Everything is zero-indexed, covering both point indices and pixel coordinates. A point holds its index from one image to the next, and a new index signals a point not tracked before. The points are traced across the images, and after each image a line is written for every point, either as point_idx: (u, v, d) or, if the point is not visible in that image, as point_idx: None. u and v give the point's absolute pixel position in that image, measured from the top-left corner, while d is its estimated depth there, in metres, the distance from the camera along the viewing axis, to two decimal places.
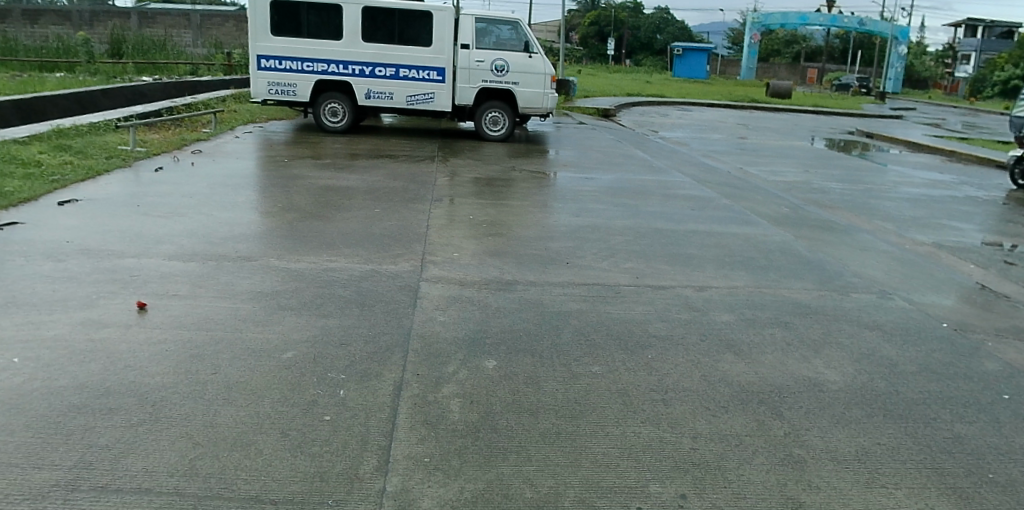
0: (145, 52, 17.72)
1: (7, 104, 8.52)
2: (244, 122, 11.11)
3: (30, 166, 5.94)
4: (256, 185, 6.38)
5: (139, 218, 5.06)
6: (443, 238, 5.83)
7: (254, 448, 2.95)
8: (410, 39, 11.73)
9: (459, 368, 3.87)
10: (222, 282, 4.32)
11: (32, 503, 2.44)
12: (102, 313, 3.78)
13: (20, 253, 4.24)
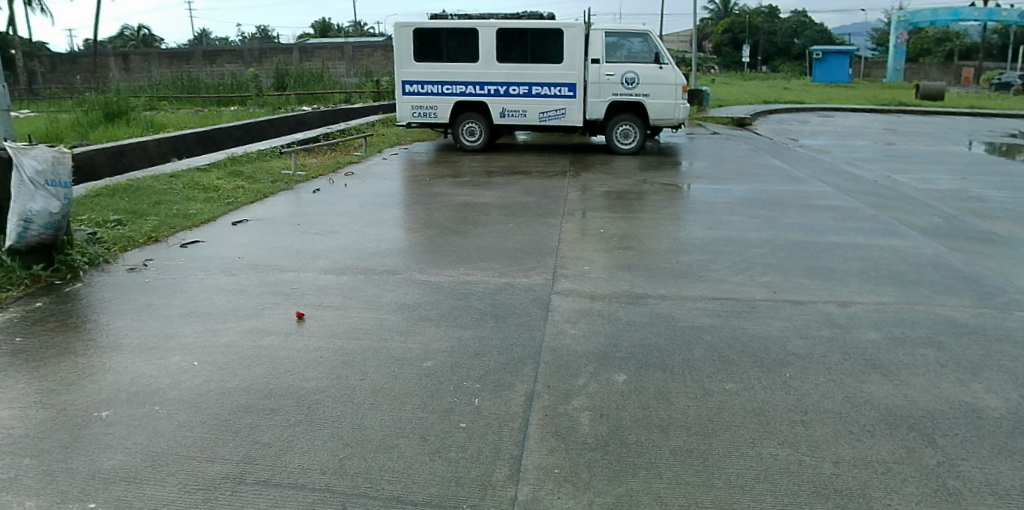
0: (305, 84, 19.43)
1: (192, 136, 9.71)
2: (390, 144, 11.89)
3: (210, 191, 6.74)
4: (400, 203, 6.81)
5: (299, 236, 5.58)
6: (574, 251, 5.92)
7: (397, 451, 3.18)
8: (542, 57, 11.97)
9: (589, 381, 3.93)
10: (369, 294, 4.66)
11: (208, 492, 2.81)
12: (268, 321, 4.17)
13: (202, 267, 4.79)
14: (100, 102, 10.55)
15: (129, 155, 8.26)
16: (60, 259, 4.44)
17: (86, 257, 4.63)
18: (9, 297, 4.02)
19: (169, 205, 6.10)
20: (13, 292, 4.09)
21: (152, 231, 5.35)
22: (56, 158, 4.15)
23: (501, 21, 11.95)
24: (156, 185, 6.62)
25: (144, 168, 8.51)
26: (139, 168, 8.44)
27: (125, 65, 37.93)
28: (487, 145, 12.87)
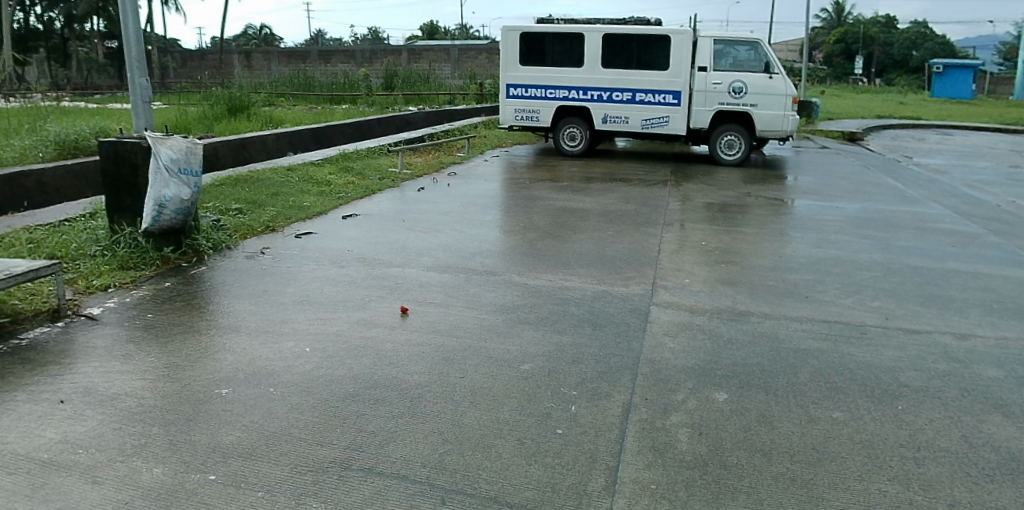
0: (412, 85, 19.99)
1: (307, 132, 10.18)
2: (491, 147, 12.05)
3: (323, 185, 7.03)
4: (500, 205, 6.87)
5: (404, 233, 5.72)
6: (674, 263, 5.78)
7: (494, 451, 3.18)
8: (647, 64, 11.83)
9: (689, 397, 3.80)
10: (470, 293, 4.70)
11: (314, 475, 2.90)
12: (373, 314, 4.28)
13: (314, 258, 4.99)
14: (225, 96, 11.20)
15: (250, 148, 8.74)
16: (187, 243, 4.73)
17: (211, 242, 4.91)
18: (142, 276, 4.32)
19: (286, 196, 6.40)
20: (146, 271, 4.39)
21: (270, 221, 5.62)
22: (189, 149, 4.42)
23: (609, 26, 11.88)
24: (274, 178, 6.96)
25: (262, 160, 8.97)
26: (258, 161, 8.91)
27: (248, 62, 39.83)
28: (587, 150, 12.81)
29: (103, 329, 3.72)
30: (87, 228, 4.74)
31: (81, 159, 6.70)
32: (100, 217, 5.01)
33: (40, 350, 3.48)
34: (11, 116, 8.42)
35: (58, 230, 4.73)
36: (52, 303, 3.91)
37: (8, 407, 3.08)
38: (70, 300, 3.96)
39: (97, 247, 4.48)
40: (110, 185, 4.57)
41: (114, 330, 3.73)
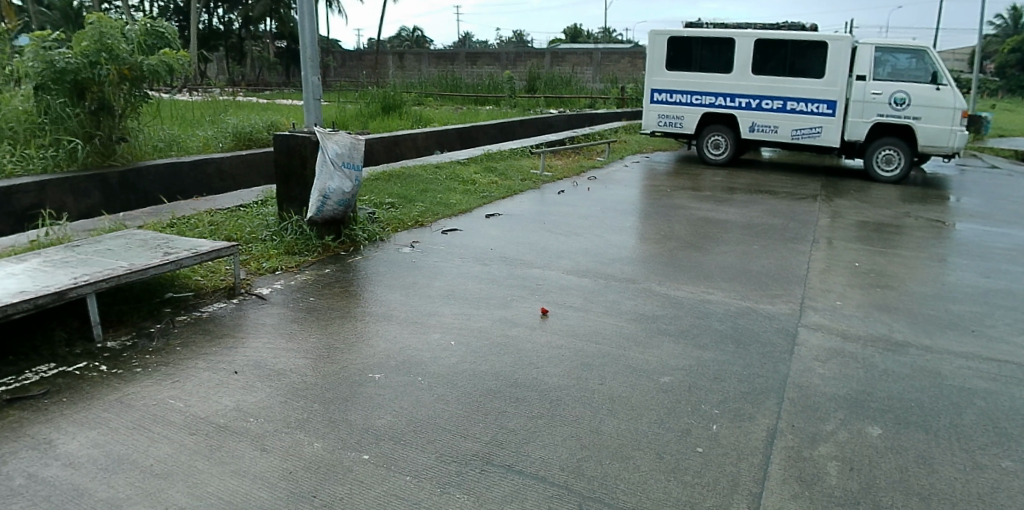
0: (554, 88, 20.14)
1: (454, 132, 10.50)
2: (633, 152, 11.93)
3: (467, 183, 7.23)
4: (640, 212, 6.76)
5: (545, 235, 5.76)
6: (822, 283, 5.43)
7: (631, 462, 3.11)
8: (800, 71, 11.27)
9: (839, 428, 3.54)
10: (609, 300, 4.66)
11: (458, 466, 2.97)
12: (514, 313, 4.33)
13: (459, 254, 5.13)
14: (379, 96, 11.76)
15: (400, 146, 9.16)
16: (346, 233, 5.02)
17: (366, 233, 5.18)
18: (305, 262, 4.63)
19: (434, 193, 6.64)
20: (309, 257, 4.70)
21: (418, 216, 5.85)
22: (352, 145, 4.66)
23: (761, 32, 11.44)
24: (423, 174, 7.25)
25: (411, 158, 9.38)
26: (408, 158, 9.33)
27: (400, 63, 40.13)
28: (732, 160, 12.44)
29: (271, 309, 4.03)
30: (259, 214, 5.15)
31: (255, 150, 7.30)
32: (271, 204, 5.43)
33: (219, 323, 3.82)
34: (198, 108, 9.33)
35: (235, 214, 5.18)
36: (229, 281, 4.28)
37: (191, 373, 3.40)
38: (244, 279, 4.32)
39: (268, 233, 4.85)
40: (282, 176, 4.93)
41: (280, 310, 4.02)
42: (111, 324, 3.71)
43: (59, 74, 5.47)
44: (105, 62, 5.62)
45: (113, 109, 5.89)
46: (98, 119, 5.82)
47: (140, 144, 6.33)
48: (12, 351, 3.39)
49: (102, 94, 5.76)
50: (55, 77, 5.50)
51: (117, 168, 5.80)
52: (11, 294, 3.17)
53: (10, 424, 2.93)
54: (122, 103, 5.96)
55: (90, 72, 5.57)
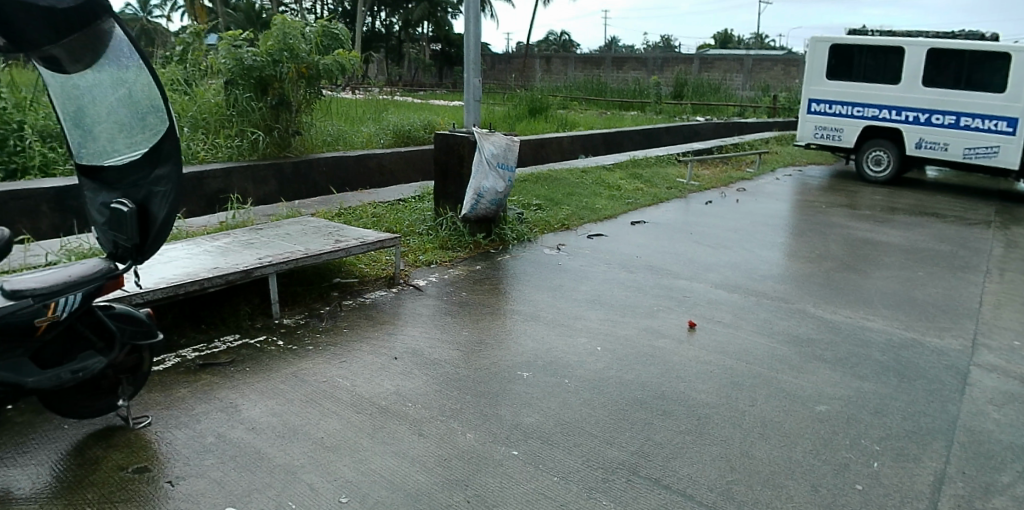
0: (703, 94, 19.02)
1: (600, 137, 10.43)
2: (784, 164, 11.38)
3: (613, 189, 7.22)
4: (792, 229, 6.45)
5: (692, 246, 5.64)
6: (1000, 319, 4.89)
7: (784, 491, 2.89)
8: (978, 84, 10.33)
9: (1020, 481, 3.08)
10: (761, 318, 4.48)
11: (606, 474, 2.93)
12: (661, 324, 4.27)
13: (605, 260, 5.13)
14: (528, 98, 12.01)
15: (546, 149, 9.25)
16: (495, 232, 5.17)
17: (515, 233, 5.30)
18: (458, 257, 4.80)
19: (580, 197, 6.68)
20: (460, 253, 4.87)
21: (565, 219, 5.90)
22: (507, 145, 4.86)
23: (938, 40, 10.61)
24: (569, 178, 7.33)
25: (556, 161, 9.47)
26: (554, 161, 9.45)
27: (546, 67, 34.48)
28: (895, 178, 11.55)
29: (426, 300, 4.21)
30: (416, 209, 5.41)
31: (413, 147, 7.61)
32: (428, 201, 5.68)
33: (380, 310, 4.05)
34: (360, 105, 9.86)
35: (395, 208, 5.46)
36: (389, 271, 4.53)
37: (356, 355, 3.62)
38: (402, 270, 4.56)
39: (424, 227, 5.08)
40: (440, 173, 5.16)
41: (435, 302, 4.21)
42: (286, 303, 4.04)
43: (247, 70, 6.06)
44: (286, 61, 6.15)
45: (290, 104, 6.39)
46: (278, 113, 6.33)
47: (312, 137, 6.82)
48: (205, 320, 3.78)
49: (282, 90, 6.29)
50: (243, 73, 6.10)
51: (290, 158, 6.28)
52: (207, 269, 3.51)
53: (203, 386, 3.26)
54: (298, 99, 6.48)
55: (273, 70, 6.11)
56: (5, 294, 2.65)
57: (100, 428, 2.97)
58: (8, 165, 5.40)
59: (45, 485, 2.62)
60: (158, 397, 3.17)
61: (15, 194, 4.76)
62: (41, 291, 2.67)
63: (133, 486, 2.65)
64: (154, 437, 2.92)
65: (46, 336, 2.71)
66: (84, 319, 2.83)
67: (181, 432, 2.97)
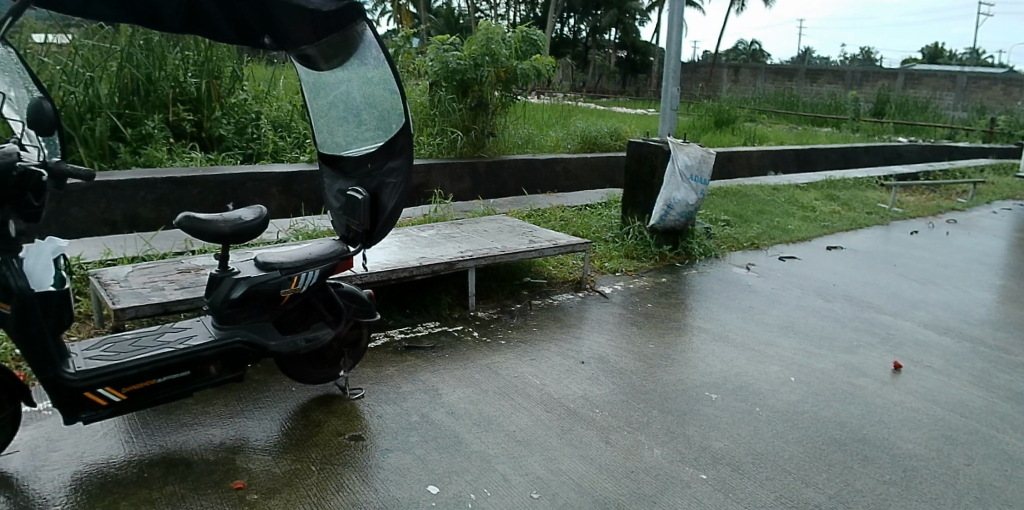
0: (906, 112, 17.25)
1: (791, 153, 9.92)
2: (1003, 197, 10.10)
3: (807, 210, 7.10)
4: (1017, 271, 5.75)
5: (896, 278, 5.32)
6: None
7: None
8: None
9: None
10: (978, 368, 4.02)
11: None
12: (861, 361, 4.01)
13: (800, 285, 5.05)
14: (714, 108, 11.64)
15: (731, 163, 8.97)
16: (682, 245, 5.39)
17: (703, 249, 5.46)
18: (643, 268, 5.08)
19: (771, 215, 6.69)
20: (647, 263, 5.16)
21: (755, 238, 5.97)
22: (703, 157, 5.12)
23: None
24: (760, 195, 7.32)
25: (742, 176, 9.19)
26: (739, 176, 9.20)
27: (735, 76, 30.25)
28: None
29: (613, 308, 4.40)
30: (604, 215, 5.79)
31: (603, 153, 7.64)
32: (614, 208, 6.01)
33: (567, 312, 4.26)
34: (548, 108, 10.09)
35: (582, 213, 5.86)
36: (577, 275, 4.76)
37: (545, 355, 3.77)
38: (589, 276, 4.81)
39: (611, 234, 5.45)
40: (631, 182, 5.53)
41: (622, 310, 4.39)
42: (481, 297, 4.35)
43: (451, 73, 6.40)
44: (487, 66, 6.42)
45: (487, 106, 6.68)
46: (476, 114, 6.68)
47: (505, 140, 7.12)
48: (409, 305, 4.12)
49: (482, 92, 6.60)
50: (447, 75, 6.44)
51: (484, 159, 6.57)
52: (416, 258, 3.77)
53: (408, 367, 3.52)
54: (495, 101, 6.77)
55: (474, 73, 6.41)
56: (258, 265, 2.96)
57: (321, 395, 3.26)
58: (245, 150, 6.13)
59: (278, 439, 2.91)
60: (370, 372, 3.46)
61: (252, 176, 5.38)
62: (287, 265, 2.96)
63: (349, 451, 2.88)
64: (366, 410, 3.16)
65: (288, 306, 3.01)
66: (319, 294, 3.13)
67: (389, 408, 3.19)
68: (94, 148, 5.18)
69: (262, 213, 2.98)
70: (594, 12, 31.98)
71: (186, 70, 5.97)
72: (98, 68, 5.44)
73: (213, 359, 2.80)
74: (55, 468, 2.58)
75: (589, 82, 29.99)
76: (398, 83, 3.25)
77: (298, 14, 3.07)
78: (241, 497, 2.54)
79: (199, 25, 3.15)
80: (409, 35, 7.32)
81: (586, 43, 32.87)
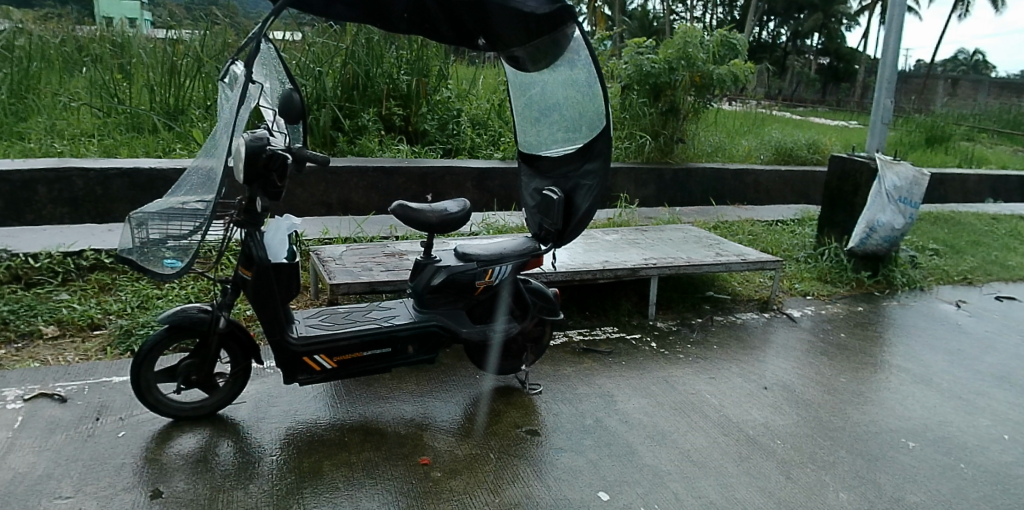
0: None
1: (1018, 180, 8.69)
2: None
3: None
4: None
5: None
6: None
7: None
8: None
9: None
10: None
11: None
12: None
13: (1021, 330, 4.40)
14: (929, 124, 10.50)
15: (940, 186, 8.07)
16: (883, 272, 4.98)
17: (905, 279, 5.01)
18: (837, 293, 4.76)
19: (988, 248, 5.92)
20: (842, 288, 4.83)
21: (967, 272, 5.33)
22: (915, 178, 4.71)
23: None
24: (976, 224, 6.50)
25: (955, 202, 8.21)
26: (950, 201, 8.24)
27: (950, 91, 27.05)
28: None
29: (800, 333, 4.15)
30: (797, 232, 5.62)
31: (798, 166, 7.18)
32: (808, 226, 5.84)
33: (750, 333, 4.09)
34: (738, 116, 9.67)
35: (773, 228, 5.74)
36: (763, 294, 4.59)
37: (725, 375, 3.61)
38: (776, 296, 4.62)
39: (804, 254, 5.20)
40: (830, 199, 5.24)
41: (810, 336, 4.12)
42: (661, 307, 4.34)
43: (644, 76, 6.38)
44: (682, 69, 6.29)
45: (679, 111, 6.59)
46: (667, 119, 6.60)
47: (694, 146, 6.95)
48: (589, 307, 4.22)
49: (675, 97, 6.52)
50: (641, 78, 6.43)
51: (672, 164, 6.48)
52: (600, 261, 3.80)
53: (586, 369, 3.55)
54: (688, 106, 6.65)
55: (668, 77, 6.33)
56: (457, 255, 3.13)
57: (501, 386, 3.35)
58: (446, 145, 6.46)
59: (461, 423, 3.03)
60: (548, 369, 3.53)
61: (450, 170, 5.64)
62: (483, 258, 3.10)
63: (525, 444, 2.92)
64: (543, 406, 3.21)
65: (481, 297, 3.13)
66: (509, 288, 3.23)
67: (564, 407, 3.21)
68: (318, 137, 5.82)
69: (465, 206, 3.12)
70: (795, 14, 30.01)
71: (399, 68, 6.36)
72: (326, 64, 6.10)
73: (411, 339, 2.99)
74: (273, 422, 2.88)
75: (781, 88, 28.30)
76: (602, 84, 3.20)
77: (512, 17, 3.16)
78: (426, 473, 2.67)
79: (423, 27, 3.37)
80: (605, 37, 7.36)
81: (784, 47, 30.61)
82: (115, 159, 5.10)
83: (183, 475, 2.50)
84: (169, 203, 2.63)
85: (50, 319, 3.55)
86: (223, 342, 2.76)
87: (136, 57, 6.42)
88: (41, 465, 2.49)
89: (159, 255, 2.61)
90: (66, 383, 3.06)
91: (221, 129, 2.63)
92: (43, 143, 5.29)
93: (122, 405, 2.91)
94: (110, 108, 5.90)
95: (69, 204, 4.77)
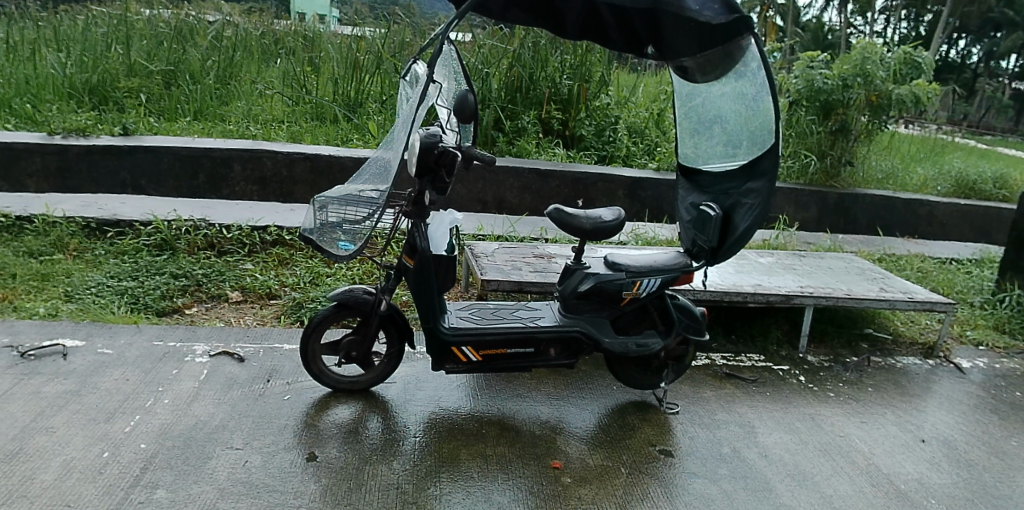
0: None
1: None
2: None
3: None
4: None
5: None
6: None
7: None
8: None
9: None
10: None
11: None
12: None
13: None
14: None
15: None
16: None
17: None
18: (1017, 346, 4.26)
19: None
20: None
21: None
22: None
23: None
24: None
25: None
26: None
27: None
28: None
29: (970, 386, 3.76)
30: (973, 274, 5.14)
31: (981, 201, 6.50)
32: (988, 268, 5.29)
33: (910, 379, 3.78)
34: (918, 142, 8.92)
35: (946, 267, 5.29)
36: (929, 339, 4.23)
37: (879, 421, 3.35)
38: (944, 342, 4.24)
39: (980, 299, 4.73)
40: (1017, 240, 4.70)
41: (981, 391, 3.72)
42: (814, 339, 4.13)
43: (815, 93, 6.05)
44: (858, 87, 5.90)
45: (850, 131, 6.21)
46: (835, 139, 6.26)
47: (862, 171, 6.53)
48: (736, 331, 4.15)
49: (846, 116, 6.15)
50: (811, 95, 6.11)
51: (837, 188, 6.14)
52: (751, 284, 3.70)
53: (726, 395, 3.44)
54: (860, 127, 6.28)
55: (841, 94, 5.97)
56: (608, 264, 3.12)
57: (638, 400, 3.31)
58: (601, 151, 6.44)
59: (594, 432, 3.02)
60: (688, 391, 3.45)
61: (604, 177, 5.63)
62: (633, 269, 3.06)
63: (658, 463, 2.84)
64: (679, 428, 3.12)
65: (627, 308, 3.11)
66: (656, 302, 3.18)
67: (701, 432, 3.11)
68: (480, 136, 6.04)
69: (620, 215, 3.08)
70: None
71: (563, 73, 6.46)
72: (494, 66, 6.33)
73: (554, 342, 3.02)
74: (419, 405, 3.03)
75: (964, 112, 25.72)
76: (773, 97, 3.03)
77: (686, 28, 3.10)
78: (557, 477, 2.67)
79: (595, 34, 3.36)
80: (775, 49, 7.06)
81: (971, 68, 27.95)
82: (299, 144, 5.56)
83: (335, 443, 2.68)
84: (350, 189, 2.81)
85: (235, 285, 3.95)
86: (382, 323, 2.94)
87: (324, 51, 6.99)
88: (217, 416, 2.76)
89: (335, 236, 2.78)
90: (245, 345, 3.38)
91: (401, 125, 2.77)
92: (240, 126, 5.90)
93: (290, 371, 3.17)
94: (299, 97, 6.46)
95: (257, 183, 5.26)
